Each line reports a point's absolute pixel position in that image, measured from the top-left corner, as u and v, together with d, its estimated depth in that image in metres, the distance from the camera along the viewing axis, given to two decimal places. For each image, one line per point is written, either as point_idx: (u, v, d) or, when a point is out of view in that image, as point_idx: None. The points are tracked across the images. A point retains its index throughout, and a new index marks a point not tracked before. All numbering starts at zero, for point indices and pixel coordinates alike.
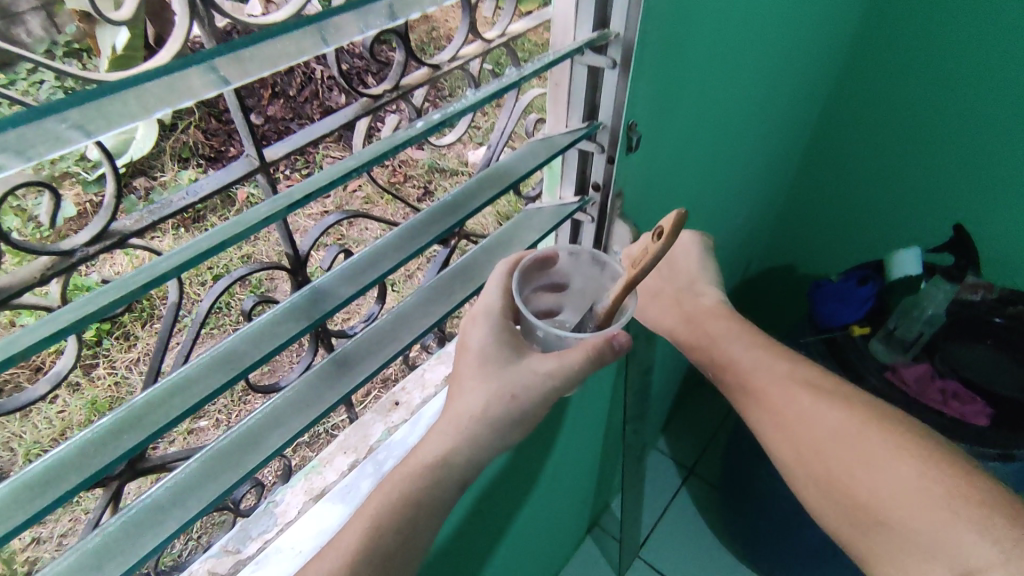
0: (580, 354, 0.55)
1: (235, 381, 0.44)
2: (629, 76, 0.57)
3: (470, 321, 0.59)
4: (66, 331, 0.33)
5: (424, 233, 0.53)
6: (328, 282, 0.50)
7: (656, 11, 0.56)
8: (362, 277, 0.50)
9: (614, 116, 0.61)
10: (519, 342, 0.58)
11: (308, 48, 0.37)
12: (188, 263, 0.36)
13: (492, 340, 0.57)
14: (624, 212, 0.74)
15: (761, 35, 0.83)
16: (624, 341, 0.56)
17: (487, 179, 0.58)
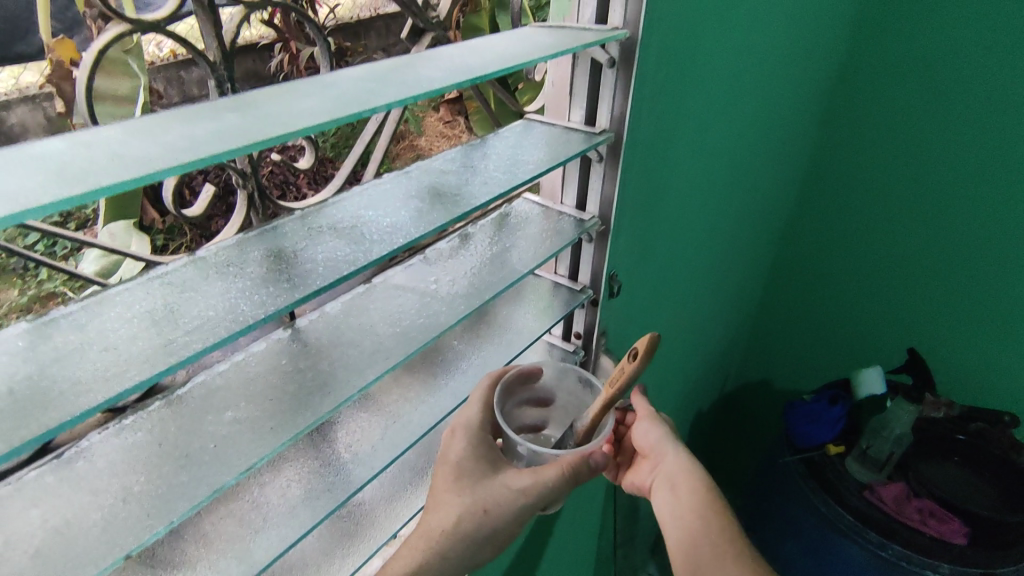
0: (555, 471, 0.54)
1: (264, 558, 0.43)
2: (608, 241, 0.67)
3: (450, 433, 0.58)
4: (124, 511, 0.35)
5: (442, 404, 0.57)
6: (355, 445, 0.52)
7: (629, 187, 0.67)
8: (392, 442, 0.53)
9: (596, 277, 0.71)
10: (498, 456, 0.58)
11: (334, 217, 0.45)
12: (268, 454, 0.38)
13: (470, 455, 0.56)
14: (607, 348, 0.81)
15: (721, 191, 0.96)
16: (598, 462, 0.55)
17: (494, 351, 0.64)
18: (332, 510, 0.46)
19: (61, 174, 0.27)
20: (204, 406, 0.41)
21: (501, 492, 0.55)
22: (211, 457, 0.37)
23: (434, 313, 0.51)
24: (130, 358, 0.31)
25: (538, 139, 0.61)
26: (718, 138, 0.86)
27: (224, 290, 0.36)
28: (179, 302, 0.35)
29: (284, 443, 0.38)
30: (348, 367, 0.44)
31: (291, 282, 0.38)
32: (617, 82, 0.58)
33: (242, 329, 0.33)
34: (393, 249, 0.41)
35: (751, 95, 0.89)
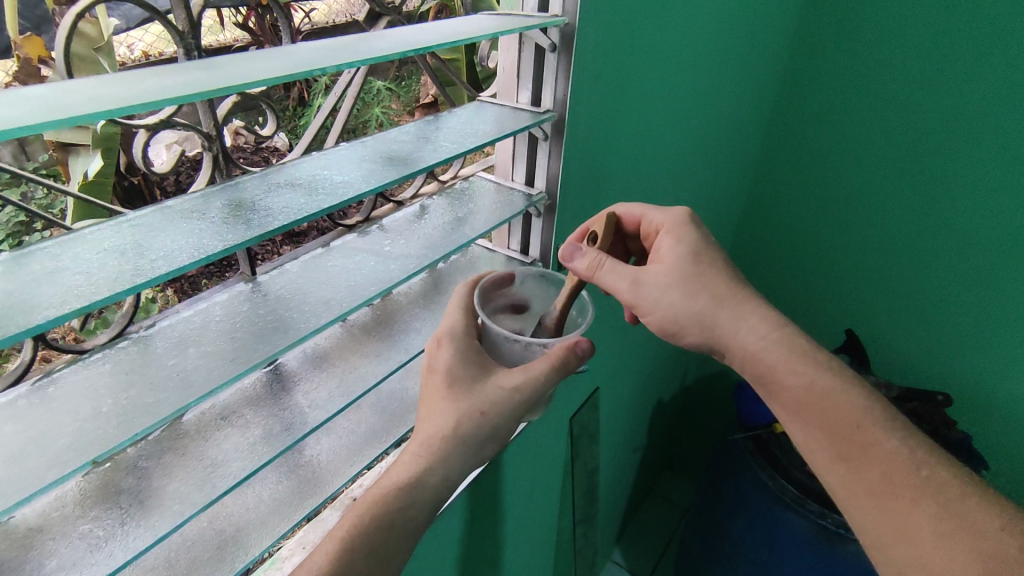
0: (546, 362, 0.62)
1: (209, 505, 0.45)
2: (554, 217, 0.73)
3: (434, 347, 0.64)
4: (84, 432, 0.38)
5: (389, 364, 0.61)
6: (313, 398, 0.56)
7: (575, 167, 0.73)
8: (347, 395, 0.57)
9: (544, 252, 0.76)
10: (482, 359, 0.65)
11: (289, 173, 0.49)
12: (221, 384, 0.42)
13: (456, 362, 0.63)
14: None
15: (674, 181, 1.01)
16: (584, 347, 0.62)
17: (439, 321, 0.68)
18: (287, 446, 0.50)
19: (44, 109, 0.31)
20: (168, 347, 0.45)
21: (495, 391, 0.63)
22: (175, 386, 0.41)
23: (388, 273, 0.55)
24: (99, 283, 0.35)
25: (489, 117, 0.66)
26: (670, 128, 0.91)
27: (189, 229, 0.41)
28: (147, 238, 0.39)
29: (239, 374, 0.42)
30: (302, 317, 0.48)
31: (248, 224, 0.42)
32: (558, 65, 0.64)
33: (201, 259, 0.37)
34: (344, 200, 0.45)
35: (702, 90, 0.94)
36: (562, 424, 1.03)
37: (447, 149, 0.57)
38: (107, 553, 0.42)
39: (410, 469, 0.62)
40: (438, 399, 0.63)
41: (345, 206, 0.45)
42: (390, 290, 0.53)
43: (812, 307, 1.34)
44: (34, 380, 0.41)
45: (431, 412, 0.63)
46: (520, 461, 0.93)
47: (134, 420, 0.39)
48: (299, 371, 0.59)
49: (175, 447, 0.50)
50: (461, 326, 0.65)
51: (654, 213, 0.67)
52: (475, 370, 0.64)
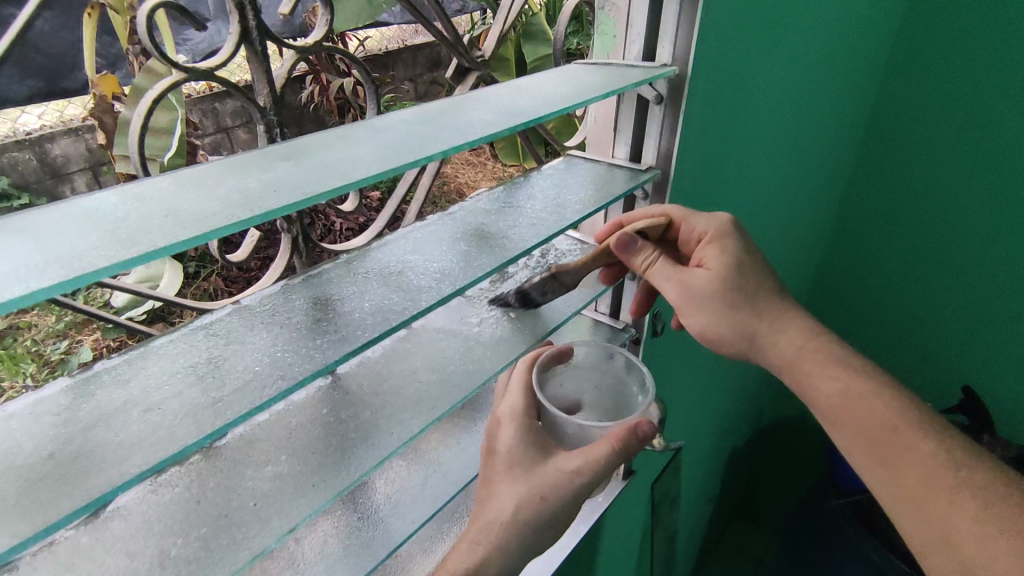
0: (606, 447, 0.53)
1: None
2: (650, 282, 0.66)
3: (495, 426, 0.56)
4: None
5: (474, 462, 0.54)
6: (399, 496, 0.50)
7: None
8: (438, 494, 0.51)
9: (636, 318, 0.68)
10: (543, 441, 0.56)
11: (377, 259, 0.44)
12: (303, 518, 0.35)
13: (520, 443, 0.55)
14: None
15: (767, 227, 0.92)
16: (648, 429, 0.54)
17: None
18: (373, 566, 0.44)
19: (109, 236, 0.26)
20: (241, 458, 0.39)
21: (555, 475, 0.53)
22: (249, 518, 0.36)
23: (481, 360, 0.49)
24: (173, 420, 0.29)
25: (583, 176, 0.59)
26: (766, 171, 0.82)
27: (266, 338, 0.35)
28: (217, 360, 0.33)
29: (317, 509, 0.36)
30: (390, 424, 0.42)
31: (335, 331, 0.36)
32: (662, 119, 0.57)
33: (288, 388, 0.31)
34: (442, 296, 0.39)
35: (798, 129, 0.86)
36: (642, 491, 0.95)
37: (544, 219, 0.51)
38: None
39: (470, 559, 0.52)
40: (496, 482, 0.54)
41: (443, 305, 0.39)
42: (483, 387, 0.46)
43: (913, 356, 1.22)
44: (96, 510, 0.36)
45: (497, 492, 0.53)
46: (601, 539, 0.85)
47: (210, 566, 0.33)
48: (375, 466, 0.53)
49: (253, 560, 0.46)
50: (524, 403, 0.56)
51: (698, 218, 0.58)
52: (537, 453, 0.55)
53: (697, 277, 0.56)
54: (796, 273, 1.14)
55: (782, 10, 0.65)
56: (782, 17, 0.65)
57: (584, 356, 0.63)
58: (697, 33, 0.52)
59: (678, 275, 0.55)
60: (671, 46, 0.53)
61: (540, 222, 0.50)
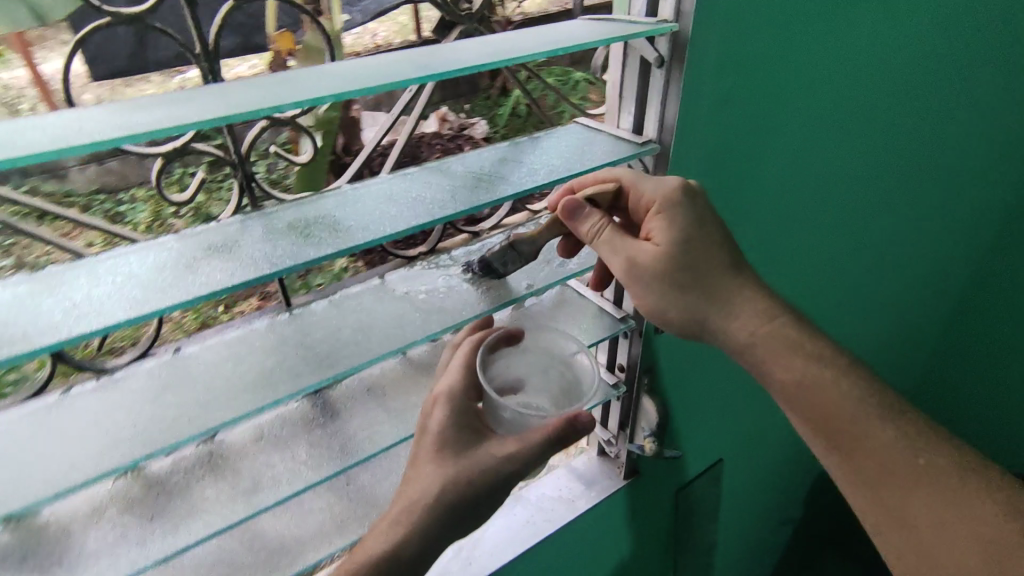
0: (539, 435, 0.55)
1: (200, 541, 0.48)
2: None
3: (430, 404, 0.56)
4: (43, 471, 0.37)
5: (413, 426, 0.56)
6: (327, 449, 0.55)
7: None
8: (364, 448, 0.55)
9: (639, 310, 0.62)
10: (477, 423, 0.57)
11: (305, 208, 0.44)
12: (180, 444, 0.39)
13: (452, 422, 0.55)
14: (661, 386, 0.72)
15: (840, 222, 0.79)
16: (586, 424, 0.55)
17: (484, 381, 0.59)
18: (317, 479, 0.53)
19: None
20: (160, 383, 0.43)
21: (485, 459, 0.55)
22: (140, 435, 0.39)
23: (413, 326, 0.48)
24: (38, 329, 0.33)
25: (574, 143, 0.54)
26: (835, 157, 0.71)
27: (159, 269, 0.38)
28: (122, 275, 0.37)
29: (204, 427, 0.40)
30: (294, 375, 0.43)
31: (220, 271, 0.38)
32: (663, 87, 0.50)
33: (142, 317, 0.34)
34: (333, 253, 0.39)
35: (892, 109, 0.72)
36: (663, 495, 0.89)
37: (499, 186, 0.48)
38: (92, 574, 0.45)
39: (385, 541, 0.52)
40: (421, 462, 0.55)
41: (332, 260, 0.39)
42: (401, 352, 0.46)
43: None
44: (62, 392, 0.43)
45: (422, 474, 0.54)
46: (597, 530, 0.81)
47: (103, 461, 0.38)
48: (344, 406, 0.59)
49: (218, 467, 0.54)
50: (462, 387, 0.57)
51: (649, 183, 0.54)
52: (469, 436, 0.56)
53: (646, 251, 0.54)
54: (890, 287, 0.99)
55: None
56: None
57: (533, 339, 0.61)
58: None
59: (628, 250, 0.53)
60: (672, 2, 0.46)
61: (492, 188, 0.47)
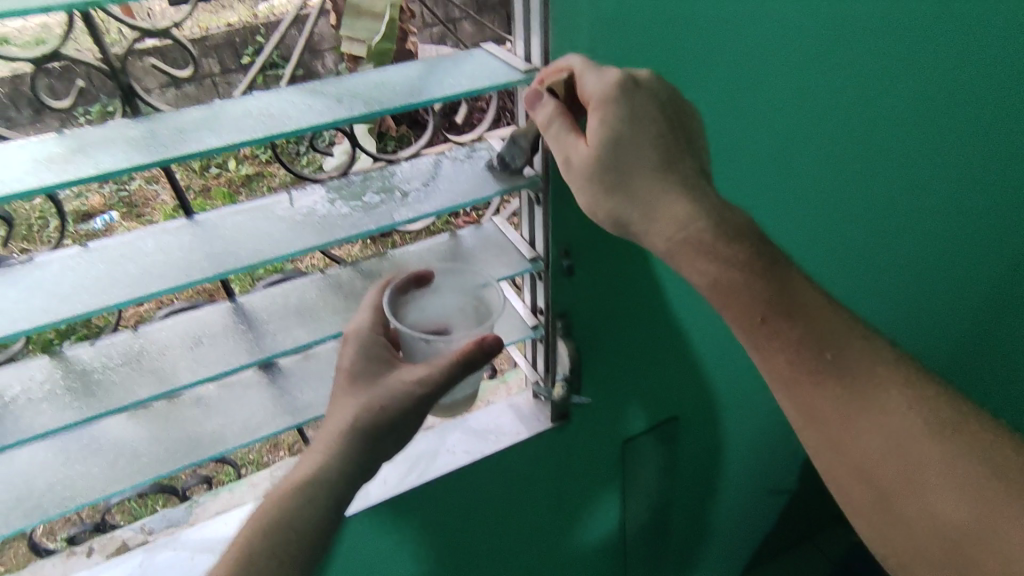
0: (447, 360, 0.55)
1: (90, 417, 0.54)
2: (552, 210, 0.59)
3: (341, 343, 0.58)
4: None
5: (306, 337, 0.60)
6: (232, 350, 0.60)
7: None
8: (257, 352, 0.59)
9: (544, 248, 0.62)
10: (388, 359, 0.58)
11: (169, 118, 0.46)
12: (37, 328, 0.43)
13: (360, 361, 0.57)
14: (585, 330, 0.72)
15: (799, 174, 0.74)
16: (492, 344, 0.55)
17: None
18: (219, 370, 0.58)
19: None
20: (46, 276, 0.48)
21: (396, 387, 0.56)
22: (9, 318, 0.44)
23: (280, 240, 0.50)
24: None
25: (465, 69, 0.53)
26: (780, 97, 0.66)
27: (13, 165, 0.41)
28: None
29: (80, 313, 0.45)
30: (150, 282, 0.46)
31: (64, 170, 0.41)
32: (542, 3, 0.49)
33: None
34: (170, 158, 0.41)
35: (853, 45, 0.66)
36: (603, 443, 0.89)
37: (365, 106, 0.48)
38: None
39: (311, 465, 0.56)
40: (337, 395, 0.57)
41: (168, 163, 0.41)
42: (261, 264, 0.48)
43: None
44: None
45: (338, 406, 0.56)
46: (526, 466, 0.83)
47: None
48: (259, 315, 0.63)
49: (134, 356, 0.59)
50: (370, 323, 0.57)
51: (593, 77, 0.50)
52: (380, 366, 0.58)
53: (581, 151, 0.50)
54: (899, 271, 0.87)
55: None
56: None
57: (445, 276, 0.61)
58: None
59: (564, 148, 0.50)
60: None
61: (357, 108, 0.47)
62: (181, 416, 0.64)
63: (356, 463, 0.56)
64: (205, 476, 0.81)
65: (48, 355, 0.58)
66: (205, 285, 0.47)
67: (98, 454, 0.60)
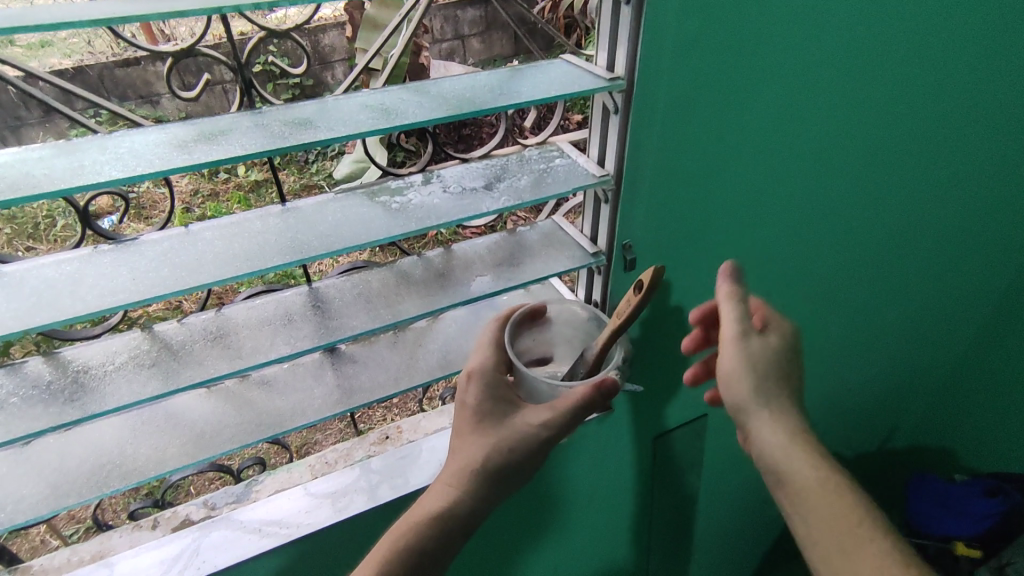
0: (571, 397, 0.59)
1: (185, 388, 0.56)
2: (619, 209, 0.65)
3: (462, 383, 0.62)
4: (65, 304, 0.46)
5: (385, 318, 0.64)
6: (311, 330, 0.62)
7: (655, 145, 0.62)
8: (335, 333, 0.62)
9: (608, 243, 0.68)
10: (507, 395, 0.63)
11: (292, 106, 0.50)
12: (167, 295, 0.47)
13: (484, 397, 0.61)
14: (633, 325, 0.78)
15: (834, 188, 0.80)
16: (612, 387, 0.58)
17: (458, 292, 0.66)
18: (294, 350, 0.60)
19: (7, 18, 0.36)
20: (166, 250, 0.51)
21: (522, 429, 0.60)
22: (141, 287, 0.48)
23: (384, 224, 0.55)
24: (57, 175, 0.41)
25: (553, 73, 0.58)
26: (824, 115, 0.72)
27: (160, 144, 0.45)
28: (125, 147, 0.44)
29: (204, 285, 0.48)
30: (270, 258, 0.50)
31: (211, 150, 0.45)
32: (631, 20, 0.53)
33: (139, 176, 0.41)
34: (308, 142, 0.45)
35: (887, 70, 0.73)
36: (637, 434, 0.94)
37: (472, 103, 0.52)
38: (104, 401, 0.54)
39: None
40: (466, 434, 0.61)
41: (308, 147, 0.45)
42: (369, 245, 0.53)
43: None
44: (91, 246, 0.51)
45: (468, 444, 0.60)
46: (567, 456, 0.88)
47: (107, 300, 0.46)
48: (335, 298, 0.66)
49: (215, 336, 0.62)
50: (493, 363, 0.63)
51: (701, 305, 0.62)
52: (505, 407, 0.62)
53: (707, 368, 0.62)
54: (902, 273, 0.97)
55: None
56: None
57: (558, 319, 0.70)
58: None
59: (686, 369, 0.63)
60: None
61: (466, 105, 0.52)
62: (255, 394, 0.68)
63: None
64: (258, 458, 0.84)
65: (138, 330, 0.61)
66: (320, 261, 0.51)
67: (182, 427, 0.64)
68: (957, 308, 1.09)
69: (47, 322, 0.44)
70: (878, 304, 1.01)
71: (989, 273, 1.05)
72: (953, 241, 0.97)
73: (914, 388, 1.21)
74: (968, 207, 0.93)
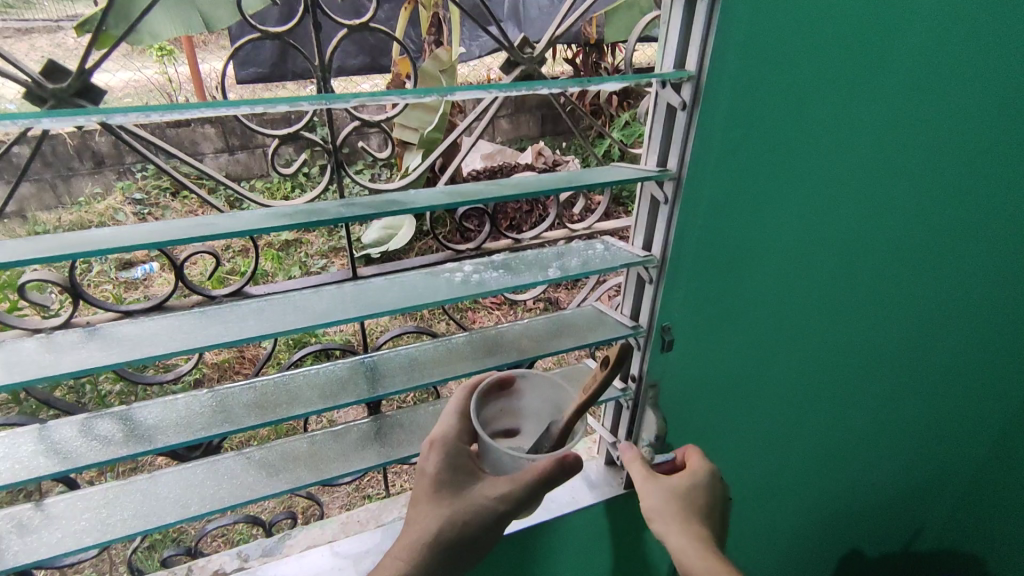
0: (528, 476, 0.60)
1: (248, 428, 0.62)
2: (663, 290, 0.69)
3: (425, 449, 0.64)
4: (165, 348, 0.52)
5: (426, 379, 0.68)
6: (357, 385, 0.68)
7: (697, 238, 0.68)
8: (378, 389, 0.67)
9: (649, 320, 0.72)
10: (466, 466, 0.64)
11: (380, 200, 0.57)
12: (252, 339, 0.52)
13: (443, 468, 0.63)
14: (666, 403, 0.81)
15: (856, 282, 0.84)
16: (572, 463, 0.60)
17: (494, 361, 0.71)
18: (343, 403, 0.65)
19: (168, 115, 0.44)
20: (252, 310, 0.57)
21: (480, 501, 0.61)
22: (227, 335, 0.53)
23: (446, 294, 0.60)
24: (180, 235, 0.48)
25: (605, 170, 0.64)
26: (854, 215, 0.77)
27: (264, 214, 0.52)
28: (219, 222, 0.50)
29: (286, 331, 0.53)
30: (346, 317, 0.55)
31: (307, 219, 0.51)
32: (686, 122, 0.60)
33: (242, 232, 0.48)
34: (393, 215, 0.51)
35: (912, 176, 0.77)
36: None
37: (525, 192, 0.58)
38: (173, 435, 0.60)
39: (432, 521, 0.61)
40: (421, 502, 0.62)
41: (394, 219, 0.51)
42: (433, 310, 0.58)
43: None
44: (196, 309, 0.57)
45: (422, 514, 0.62)
46: (592, 530, 0.89)
47: (196, 343, 0.52)
48: (385, 364, 0.71)
49: (275, 390, 0.67)
50: (456, 434, 0.64)
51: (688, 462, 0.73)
52: (464, 478, 0.64)
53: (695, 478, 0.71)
54: (923, 365, 0.99)
55: (857, 39, 0.63)
56: (857, 47, 0.64)
57: (528, 383, 0.68)
58: (710, 42, 0.55)
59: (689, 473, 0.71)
60: (697, 52, 0.56)
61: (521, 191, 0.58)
62: (306, 446, 0.72)
63: (452, 502, 0.62)
64: (289, 513, 0.86)
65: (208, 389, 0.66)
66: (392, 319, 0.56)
67: (236, 479, 0.67)
68: (979, 407, 1.10)
69: (144, 358, 0.50)
70: (905, 398, 1.03)
71: (1013, 375, 1.06)
72: (975, 338, 0.99)
73: (936, 485, 1.20)
74: (992, 309, 0.96)
